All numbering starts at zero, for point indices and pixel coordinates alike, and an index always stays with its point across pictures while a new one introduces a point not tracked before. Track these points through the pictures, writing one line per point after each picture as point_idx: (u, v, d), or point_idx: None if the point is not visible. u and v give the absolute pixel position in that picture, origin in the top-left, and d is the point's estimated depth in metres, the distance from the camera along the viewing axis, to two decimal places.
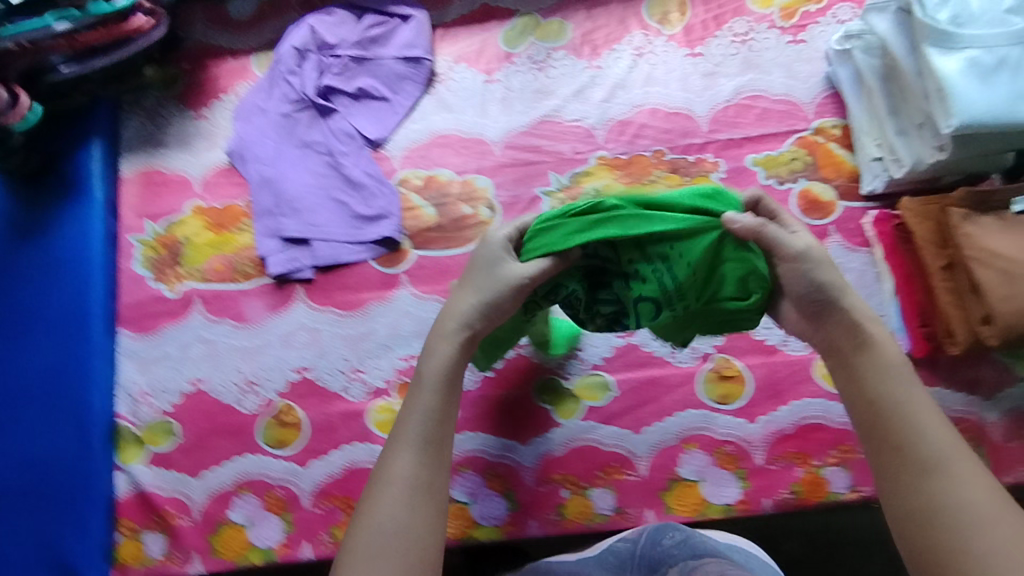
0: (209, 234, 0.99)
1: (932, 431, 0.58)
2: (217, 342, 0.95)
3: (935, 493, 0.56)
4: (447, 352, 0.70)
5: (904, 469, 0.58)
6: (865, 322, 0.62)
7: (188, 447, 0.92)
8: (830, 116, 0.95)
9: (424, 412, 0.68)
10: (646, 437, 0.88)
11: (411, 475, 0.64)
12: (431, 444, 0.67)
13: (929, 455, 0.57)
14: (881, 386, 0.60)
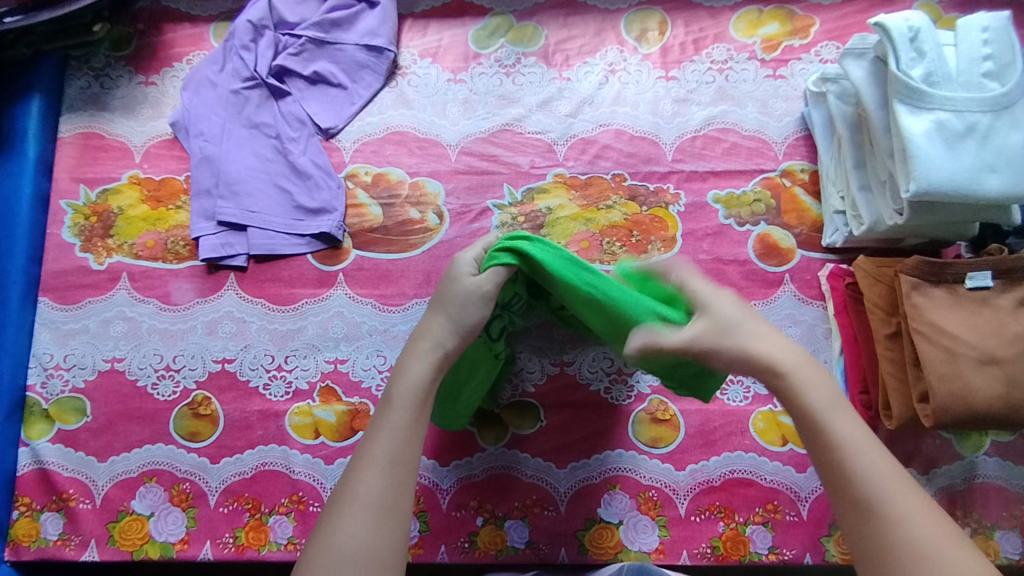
0: (144, 208, 0.94)
1: (874, 468, 0.49)
2: (140, 322, 0.91)
3: (879, 536, 0.47)
4: (427, 365, 0.61)
5: (848, 511, 0.49)
6: (786, 367, 0.55)
7: (97, 428, 0.89)
8: (800, 159, 0.91)
9: (394, 429, 0.56)
10: (569, 473, 0.86)
11: (382, 496, 0.52)
12: (401, 464, 0.54)
13: (879, 494, 0.48)
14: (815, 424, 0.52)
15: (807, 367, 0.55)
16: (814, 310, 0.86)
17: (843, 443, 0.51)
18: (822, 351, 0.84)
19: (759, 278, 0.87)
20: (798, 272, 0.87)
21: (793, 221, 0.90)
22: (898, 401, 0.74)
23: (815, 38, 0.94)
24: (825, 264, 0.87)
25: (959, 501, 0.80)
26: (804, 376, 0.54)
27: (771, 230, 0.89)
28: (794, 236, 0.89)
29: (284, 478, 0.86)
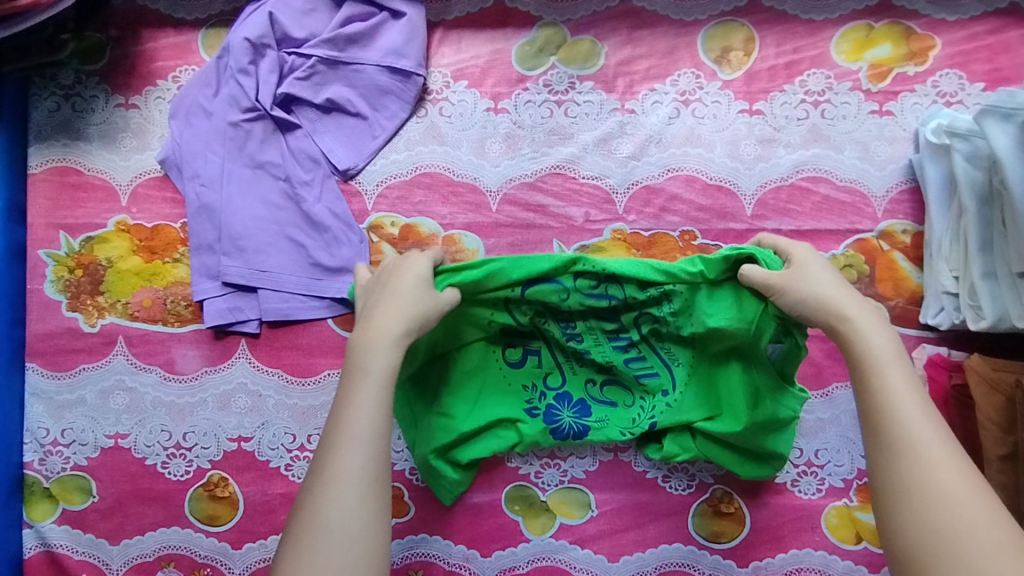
0: (137, 260, 0.82)
1: (919, 420, 0.50)
2: (142, 394, 0.81)
3: (904, 472, 0.47)
4: (388, 340, 0.58)
5: (877, 447, 0.50)
6: (856, 317, 0.58)
7: (106, 509, 0.81)
8: (902, 217, 0.78)
9: (370, 403, 0.54)
10: (620, 566, 0.78)
11: (362, 470, 0.51)
12: (380, 439, 0.53)
13: (919, 445, 0.48)
14: (867, 372, 0.54)
15: (873, 323, 0.57)
16: None
17: (889, 388, 0.52)
18: None
19: None
20: None
21: (888, 291, 0.77)
22: None
23: (935, 64, 0.78)
24: (921, 343, 0.76)
25: None
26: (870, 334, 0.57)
27: None
28: (887, 310, 0.77)
29: None
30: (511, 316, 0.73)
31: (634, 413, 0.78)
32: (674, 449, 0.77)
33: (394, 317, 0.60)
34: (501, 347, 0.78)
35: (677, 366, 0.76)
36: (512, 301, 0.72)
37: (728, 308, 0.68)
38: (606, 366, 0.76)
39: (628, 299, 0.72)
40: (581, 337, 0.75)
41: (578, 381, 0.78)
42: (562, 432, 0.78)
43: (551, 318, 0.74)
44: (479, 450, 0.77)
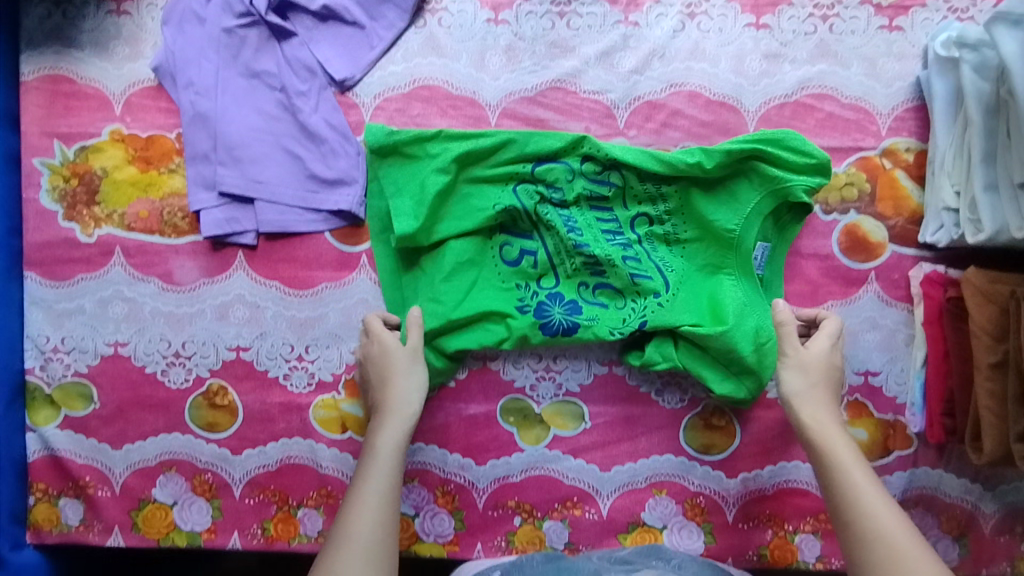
0: (133, 171, 0.81)
1: (883, 510, 0.60)
2: (141, 304, 0.82)
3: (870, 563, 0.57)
4: (395, 434, 0.70)
5: (851, 537, 0.59)
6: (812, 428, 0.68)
7: (108, 415, 0.83)
8: (906, 134, 0.78)
9: (378, 484, 0.66)
10: (612, 476, 0.81)
11: (370, 535, 0.62)
12: (385, 509, 0.65)
13: (879, 527, 0.58)
14: (834, 468, 0.64)
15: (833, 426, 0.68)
16: (898, 313, 0.78)
17: (851, 492, 0.62)
18: (901, 360, 0.78)
19: (839, 276, 0.79)
20: (885, 270, 0.78)
21: (888, 210, 0.78)
22: (991, 436, 0.67)
23: None
24: (919, 264, 0.77)
25: (1021, 517, 0.78)
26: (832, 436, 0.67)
27: (861, 220, 0.78)
28: (886, 228, 0.78)
29: (311, 472, 0.83)
30: (517, 200, 0.77)
31: (624, 315, 0.78)
32: (657, 356, 0.78)
33: (394, 422, 0.71)
34: (498, 244, 0.80)
35: (668, 269, 0.78)
36: (517, 182, 0.77)
37: (720, 204, 0.77)
38: (603, 264, 0.77)
39: (627, 191, 0.78)
40: (582, 232, 0.78)
41: (572, 283, 0.79)
42: (553, 328, 0.78)
43: (551, 210, 0.78)
44: (468, 340, 0.78)
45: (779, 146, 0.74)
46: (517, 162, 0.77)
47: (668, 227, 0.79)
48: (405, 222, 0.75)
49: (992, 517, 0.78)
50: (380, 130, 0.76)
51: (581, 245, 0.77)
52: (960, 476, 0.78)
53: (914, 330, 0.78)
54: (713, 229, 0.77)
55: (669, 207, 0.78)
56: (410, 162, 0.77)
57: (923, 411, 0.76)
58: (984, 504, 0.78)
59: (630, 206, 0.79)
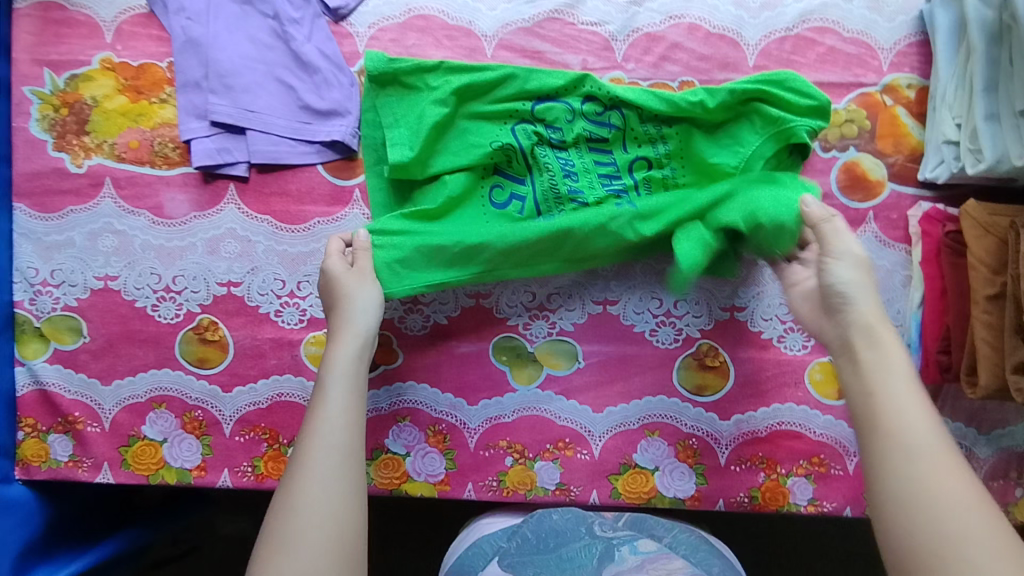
0: (124, 100, 0.80)
1: (920, 421, 0.52)
2: (132, 237, 0.81)
3: (909, 479, 0.49)
4: (348, 354, 0.66)
5: (889, 451, 0.51)
6: (873, 325, 0.59)
7: (97, 350, 0.82)
8: (907, 70, 0.77)
9: (337, 410, 0.61)
10: (605, 416, 0.80)
11: (329, 467, 0.58)
12: (348, 438, 0.60)
13: (914, 439, 0.51)
14: (876, 374, 0.56)
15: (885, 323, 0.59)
16: (895, 254, 0.76)
17: (895, 401, 0.54)
18: (898, 301, 0.76)
19: (837, 216, 0.77)
20: (884, 210, 0.76)
21: (888, 147, 0.77)
22: (986, 369, 0.65)
23: None
24: (918, 203, 0.76)
25: (1017, 462, 0.77)
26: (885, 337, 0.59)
27: (860, 157, 0.77)
28: (886, 166, 0.77)
29: (302, 411, 0.82)
30: (514, 140, 0.76)
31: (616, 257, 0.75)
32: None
33: (345, 341, 0.67)
34: (490, 184, 0.78)
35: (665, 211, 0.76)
36: (515, 120, 0.76)
37: (720, 146, 0.76)
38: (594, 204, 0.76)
39: (627, 134, 0.77)
40: (577, 174, 0.77)
41: (562, 227, 0.76)
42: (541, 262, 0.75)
43: (548, 150, 0.77)
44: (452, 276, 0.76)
45: (780, 87, 0.74)
46: (516, 98, 0.76)
47: (668, 170, 0.77)
48: (400, 151, 0.73)
49: (988, 462, 0.77)
50: (382, 56, 0.75)
51: (575, 189, 0.76)
52: (956, 418, 0.77)
53: (913, 270, 0.75)
54: (711, 171, 0.76)
55: (669, 149, 0.76)
56: (409, 93, 0.76)
57: (920, 351, 0.74)
58: (980, 448, 0.77)
59: (629, 150, 0.77)
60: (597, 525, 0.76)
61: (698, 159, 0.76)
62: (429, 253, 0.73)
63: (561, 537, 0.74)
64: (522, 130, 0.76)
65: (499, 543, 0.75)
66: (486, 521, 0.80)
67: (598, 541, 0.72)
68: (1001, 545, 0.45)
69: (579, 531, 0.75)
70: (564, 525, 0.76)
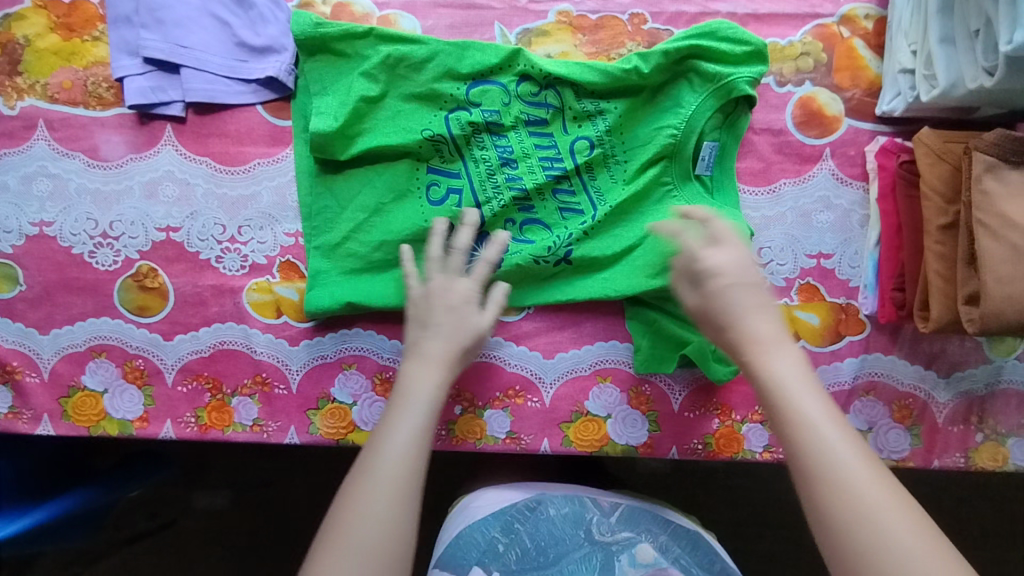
0: (56, 39, 0.78)
1: (838, 441, 0.45)
2: (67, 181, 0.78)
3: (874, 520, 0.43)
4: (430, 384, 0.57)
5: (813, 483, 0.45)
6: (762, 342, 0.50)
7: (34, 298, 0.80)
8: (864, 1, 0.74)
9: (407, 430, 0.53)
10: (556, 363, 0.78)
11: (405, 461, 0.51)
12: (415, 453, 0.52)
13: (836, 469, 0.44)
14: (741, 341, 0.51)
15: (785, 345, 0.50)
16: (853, 192, 0.75)
17: (808, 427, 0.46)
18: (854, 242, 0.74)
19: (792, 153, 0.75)
20: (840, 146, 0.74)
21: (845, 81, 0.74)
22: (939, 302, 0.64)
23: None
24: (876, 137, 0.74)
25: (977, 406, 0.75)
26: (768, 331, 0.51)
27: (816, 92, 0.74)
28: (843, 101, 0.74)
29: (246, 359, 0.79)
30: (448, 133, 0.73)
31: (549, 248, 0.73)
32: (588, 289, 0.74)
33: (429, 362, 0.58)
34: (425, 181, 0.74)
35: (603, 199, 0.73)
36: (451, 106, 0.73)
37: (661, 111, 0.72)
38: (532, 195, 0.74)
39: (566, 113, 0.73)
40: (515, 162, 0.74)
41: (498, 222, 0.74)
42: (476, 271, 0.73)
43: (487, 135, 0.74)
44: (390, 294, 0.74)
45: (714, 38, 0.70)
46: (451, 80, 0.73)
47: (609, 150, 0.74)
48: (324, 121, 0.71)
49: (947, 406, 0.75)
50: (309, 20, 0.71)
51: (514, 177, 0.73)
52: (914, 362, 0.75)
53: (869, 209, 0.74)
54: (655, 143, 0.72)
55: (610, 125, 0.73)
56: (340, 61, 0.73)
57: (876, 292, 0.73)
58: (939, 392, 0.75)
59: (570, 130, 0.74)
60: (596, 523, 0.74)
61: (638, 138, 0.73)
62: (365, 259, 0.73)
63: (561, 545, 0.71)
64: (454, 119, 0.73)
65: (490, 533, 0.72)
66: (476, 505, 0.75)
67: (597, 550, 0.70)
68: None
69: (575, 533, 0.72)
70: (562, 525, 0.73)
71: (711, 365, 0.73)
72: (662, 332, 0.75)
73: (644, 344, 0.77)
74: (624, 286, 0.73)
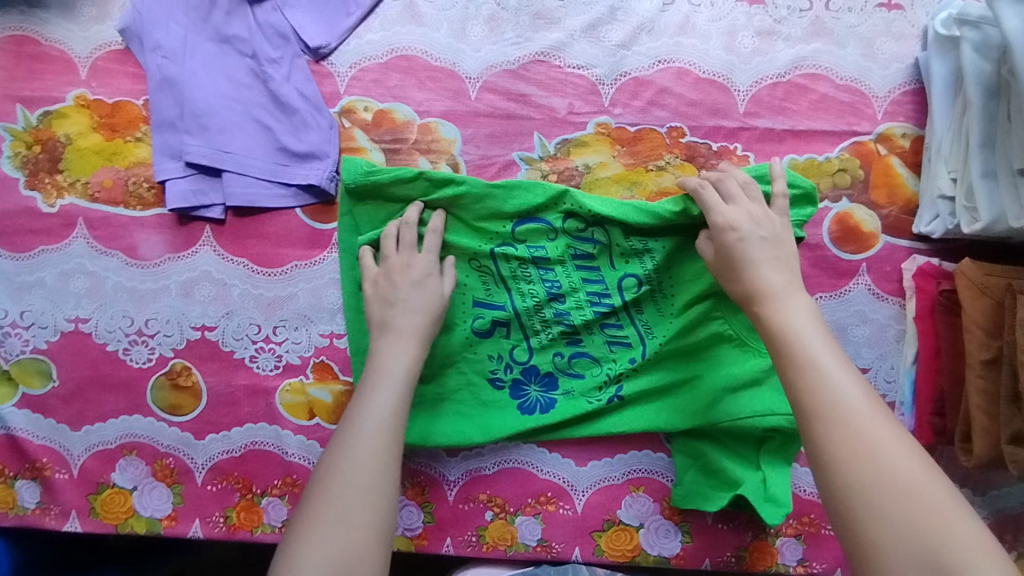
0: (97, 138, 0.78)
1: (842, 376, 0.54)
2: (104, 279, 0.79)
3: (843, 423, 0.51)
4: (400, 366, 0.68)
5: (817, 409, 0.52)
6: (770, 305, 0.60)
7: (67, 395, 0.79)
8: (902, 119, 0.74)
9: (386, 397, 0.65)
10: (588, 470, 0.79)
11: (372, 439, 0.62)
12: (385, 430, 0.63)
13: (834, 399, 0.52)
14: (755, 296, 0.62)
15: (792, 294, 0.61)
16: (890, 307, 0.74)
17: (810, 359, 0.55)
18: (890, 358, 0.74)
19: (830, 267, 0.74)
20: (877, 262, 0.74)
21: (882, 199, 0.74)
22: (981, 437, 0.64)
23: None
24: (912, 255, 0.74)
25: (1014, 525, 0.73)
26: (778, 287, 0.62)
27: (853, 208, 0.74)
28: (880, 218, 0.74)
29: (276, 460, 0.79)
30: (495, 268, 0.77)
31: (599, 384, 0.78)
32: (636, 420, 0.78)
33: (399, 340, 0.69)
34: (473, 315, 0.78)
35: (650, 336, 0.77)
36: (497, 243, 0.76)
37: None
38: (580, 329, 0.78)
39: (612, 251, 0.76)
40: (563, 297, 0.77)
41: (546, 355, 0.78)
42: (529, 408, 0.78)
43: (535, 271, 0.77)
44: (445, 427, 0.78)
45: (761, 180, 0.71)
46: (498, 219, 0.75)
47: (656, 286, 0.77)
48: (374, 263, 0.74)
49: (984, 524, 0.73)
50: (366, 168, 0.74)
51: (561, 312, 0.77)
52: (952, 480, 0.73)
53: (906, 326, 0.73)
54: (701, 277, 0.75)
55: (656, 264, 0.76)
56: (390, 204, 0.75)
57: (913, 411, 0.72)
58: (976, 509, 0.73)
59: (616, 266, 0.77)
60: None
61: (685, 273, 0.76)
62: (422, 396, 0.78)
63: None
64: (500, 256, 0.76)
65: None
66: None
67: None
68: (965, 517, 0.46)
69: None
70: None
71: (764, 506, 0.73)
72: (709, 467, 0.76)
73: (686, 479, 0.77)
74: (673, 419, 0.77)
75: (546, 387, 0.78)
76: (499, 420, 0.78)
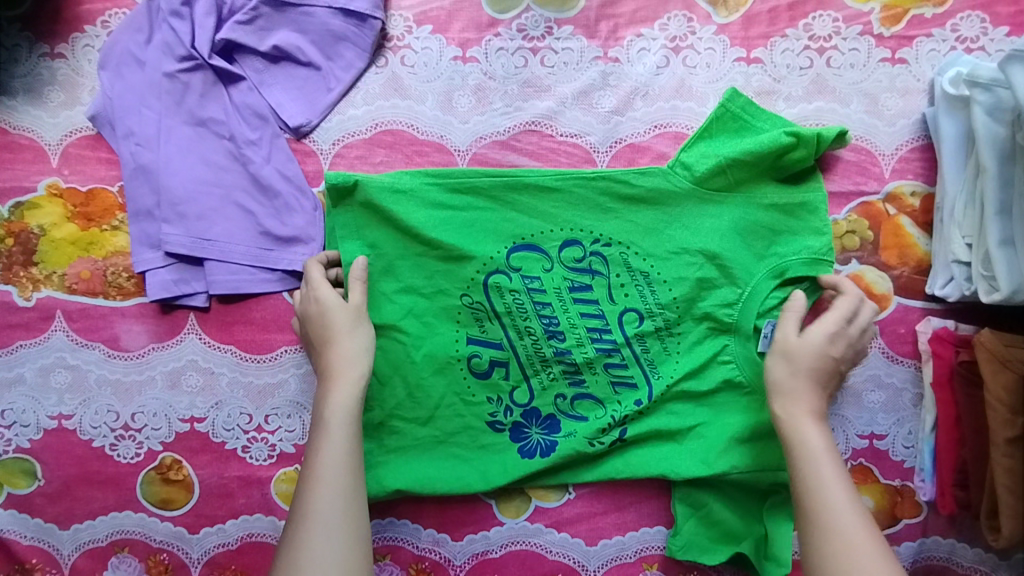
0: (73, 228, 0.75)
1: (839, 497, 0.55)
2: (86, 372, 0.75)
3: (843, 547, 0.52)
4: (347, 395, 0.64)
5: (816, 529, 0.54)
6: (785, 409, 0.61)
7: (53, 494, 0.76)
8: (911, 176, 0.71)
9: (336, 447, 0.61)
10: (599, 550, 0.75)
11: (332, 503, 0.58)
12: (346, 482, 0.60)
13: (833, 520, 0.54)
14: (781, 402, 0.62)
15: (810, 421, 0.60)
16: (905, 370, 0.71)
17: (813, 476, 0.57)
18: (909, 422, 0.71)
19: None
20: (890, 325, 0.71)
21: (893, 260, 0.71)
22: (1009, 519, 0.62)
23: (954, 7, 0.71)
24: (927, 317, 0.71)
25: None
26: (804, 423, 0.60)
27: (864, 270, 0.71)
28: (891, 279, 0.71)
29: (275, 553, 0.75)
30: (489, 301, 0.71)
31: (604, 427, 0.72)
32: (643, 465, 0.72)
33: (344, 385, 0.65)
34: (467, 355, 0.72)
35: (657, 377, 0.71)
36: (490, 271, 0.71)
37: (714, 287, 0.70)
38: (582, 367, 0.72)
39: (612, 283, 0.71)
40: (563, 335, 0.71)
41: (547, 397, 0.72)
42: (528, 450, 0.72)
43: (530, 305, 0.71)
44: (439, 471, 0.72)
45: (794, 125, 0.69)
46: (495, 240, 0.71)
47: (661, 322, 0.71)
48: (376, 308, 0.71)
49: None
50: (385, 184, 0.70)
51: (562, 351, 0.71)
52: (975, 544, 0.70)
53: (923, 389, 0.71)
54: (709, 317, 0.70)
55: (659, 302, 0.70)
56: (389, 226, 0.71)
57: (934, 478, 0.69)
58: (1000, 574, 0.70)
59: (617, 300, 0.71)
60: None
61: (697, 305, 0.70)
62: (417, 442, 0.73)
63: None
64: (490, 271, 0.71)
65: None
66: None
67: None
68: None
69: None
70: None
71: (764, 564, 0.71)
72: (710, 518, 0.73)
73: (685, 529, 0.73)
74: (681, 467, 0.71)
75: (550, 429, 0.72)
76: (498, 464, 0.72)
